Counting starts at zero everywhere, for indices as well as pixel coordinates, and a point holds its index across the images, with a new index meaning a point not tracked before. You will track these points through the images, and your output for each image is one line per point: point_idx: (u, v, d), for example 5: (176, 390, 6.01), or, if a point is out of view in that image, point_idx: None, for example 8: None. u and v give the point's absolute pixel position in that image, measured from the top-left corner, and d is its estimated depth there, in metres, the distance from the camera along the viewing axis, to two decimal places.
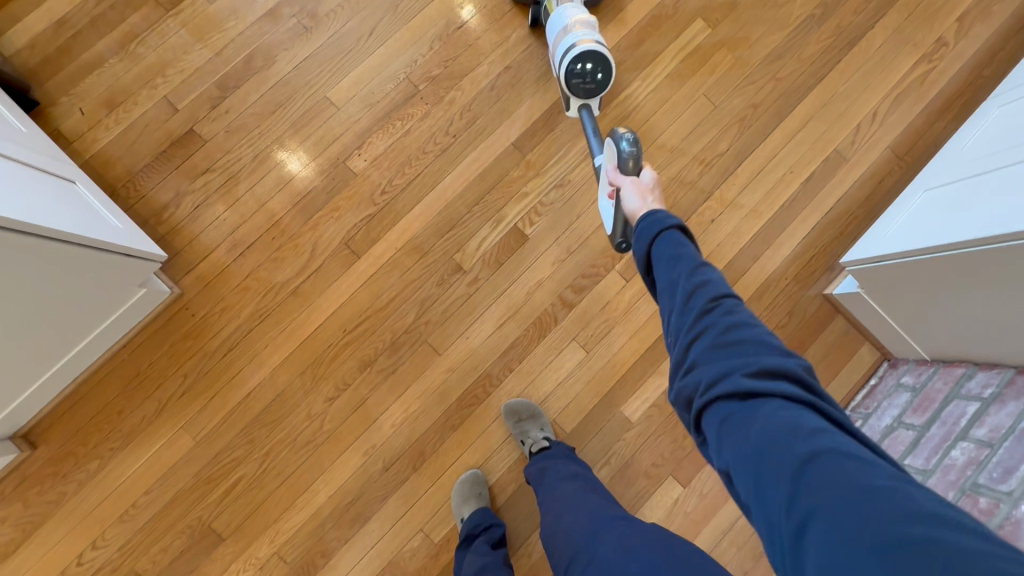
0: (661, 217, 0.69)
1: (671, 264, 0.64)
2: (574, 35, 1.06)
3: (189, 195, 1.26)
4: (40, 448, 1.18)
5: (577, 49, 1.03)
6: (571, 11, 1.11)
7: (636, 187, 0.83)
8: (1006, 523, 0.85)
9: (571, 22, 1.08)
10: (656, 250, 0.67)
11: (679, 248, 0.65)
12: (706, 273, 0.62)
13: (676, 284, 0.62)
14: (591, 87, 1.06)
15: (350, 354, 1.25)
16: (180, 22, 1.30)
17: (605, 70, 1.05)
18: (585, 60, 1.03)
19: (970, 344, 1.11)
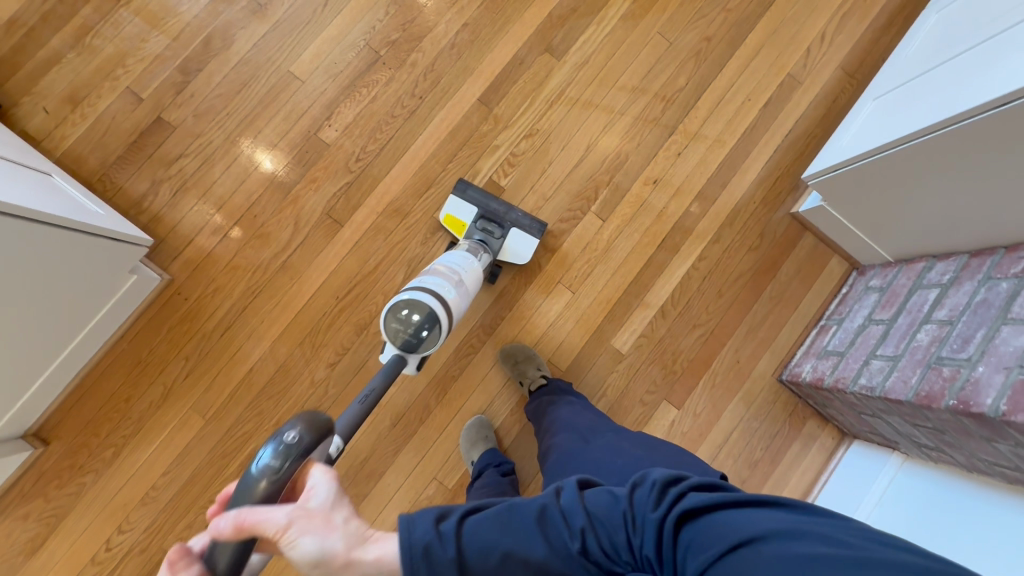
0: (421, 531, 0.57)
1: (507, 572, 0.58)
2: (428, 282, 1.02)
3: (166, 183, 1.27)
4: (53, 443, 1.21)
5: (414, 295, 0.98)
6: (454, 262, 1.12)
7: (303, 514, 0.58)
8: (966, 384, 0.93)
9: (433, 267, 1.09)
10: (470, 562, 0.57)
11: (479, 539, 0.58)
12: (530, 540, 0.58)
13: (538, 571, 0.58)
14: (410, 338, 0.95)
15: (346, 320, 1.29)
16: (132, 11, 1.30)
17: (432, 328, 0.97)
18: (411, 309, 0.96)
19: (927, 237, 1.19)
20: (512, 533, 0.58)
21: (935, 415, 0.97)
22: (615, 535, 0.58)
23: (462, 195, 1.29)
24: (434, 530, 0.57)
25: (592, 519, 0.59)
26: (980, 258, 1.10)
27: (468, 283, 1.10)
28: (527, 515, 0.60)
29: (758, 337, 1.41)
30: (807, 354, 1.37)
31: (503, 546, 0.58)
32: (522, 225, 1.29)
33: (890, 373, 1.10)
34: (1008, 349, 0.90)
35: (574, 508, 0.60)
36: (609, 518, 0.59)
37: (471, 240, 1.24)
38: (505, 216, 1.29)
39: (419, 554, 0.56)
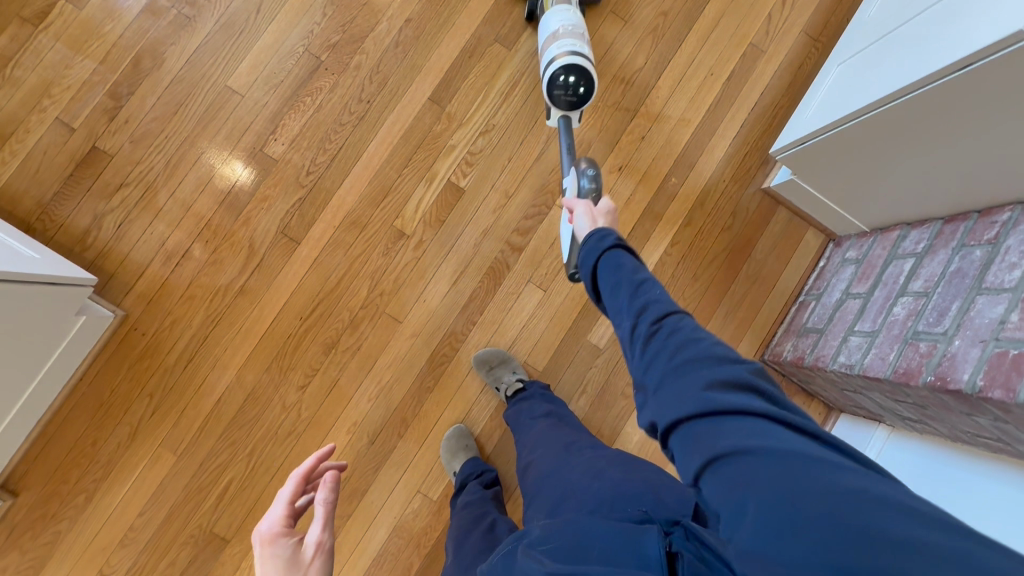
0: (603, 237, 0.69)
1: (609, 278, 0.64)
2: (564, 45, 1.09)
3: (109, 215, 1.22)
4: (22, 494, 1.17)
5: (556, 63, 1.08)
6: (565, 18, 1.14)
7: (584, 212, 0.82)
8: (943, 360, 0.90)
9: (554, 31, 1.13)
10: (601, 271, 0.66)
11: (616, 264, 0.65)
12: (630, 294, 0.62)
13: (620, 297, 0.62)
14: (573, 98, 1.10)
15: (313, 339, 1.25)
16: (52, 36, 1.22)
17: (587, 83, 1.09)
18: (568, 73, 1.07)
19: (900, 204, 1.15)
20: (626, 281, 0.63)
21: (914, 391, 0.95)
22: (695, 354, 0.53)
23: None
24: (606, 239, 0.69)
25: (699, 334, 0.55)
26: (954, 224, 1.07)
27: (580, 26, 1.13)
28: (645, 277, 0.62)
29: (737, 319, 1.38)
30: (787, 332, 1.34)
31: (620, 280, 0.63)
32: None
33: (868, 350, 1.07)
34: (983, 321, 0.87)
35: (673, 313, 0.58)
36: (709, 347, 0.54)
37: None
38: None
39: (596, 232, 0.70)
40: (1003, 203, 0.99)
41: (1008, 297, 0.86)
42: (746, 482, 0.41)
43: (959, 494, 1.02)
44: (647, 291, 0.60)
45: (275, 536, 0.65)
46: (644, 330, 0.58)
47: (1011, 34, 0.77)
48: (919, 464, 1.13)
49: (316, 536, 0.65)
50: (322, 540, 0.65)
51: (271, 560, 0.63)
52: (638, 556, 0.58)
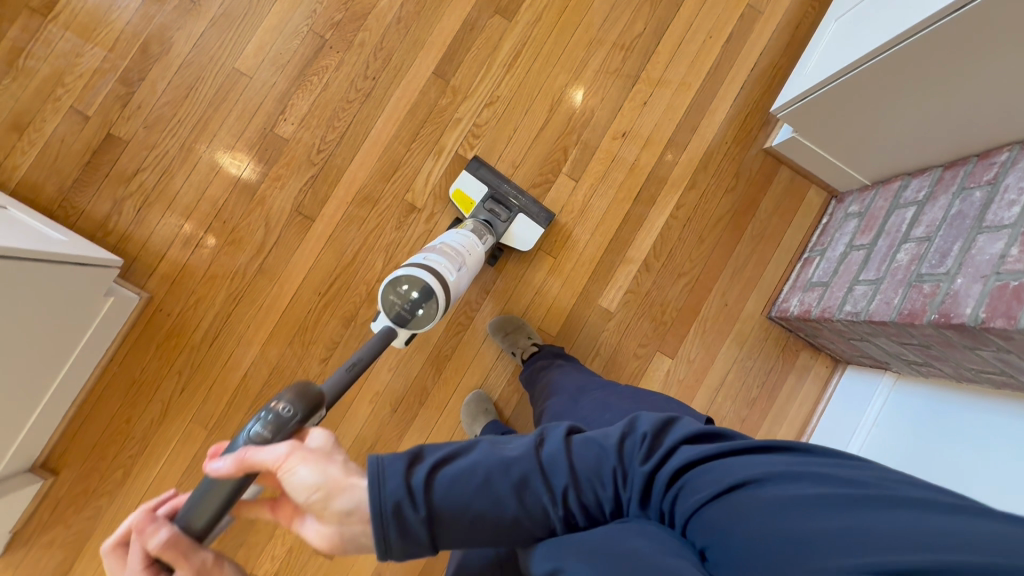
0: (391, 475, 0.57)
1: (477, 528, 0.58)
2: (435, 264, 1.02)
3: (128, 200, 1.25)
4: (63, 472, 1.22)
5: (413, 271, 0.97)
6: (454, 240, 1.14)
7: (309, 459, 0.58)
8: (946, 298, 0.93)
9: (439, 245, 1.10)
10: (443, 507, 0.57)
11: (449, 488, 0.57)
12: (503, 498, 0.58)
13: (521, 518, 0.58)
14: (405, 315, 0.94)
15: (332, 314, 1.29)
16: (62, 25, 1.24)
17: (428, 306, 0.96)
18: (413, 285, 0.95)
19: (901, 154, 1.17)
20: (482, 486, 0.58)
21: (919, 331, 0.98)
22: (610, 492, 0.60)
23: (474, 173, 1.29)
24: (404, 494, 0.56)
25: (580, 472, 0.60)
26: (953, 169, 1.10)
27: (466, 270, 1.10)
28: (505, 482, 0.58)
29: (743, 278, 1.41)
30: (793, 288, 1.37)
31: (472, 499, 0.58)
32: (529, 213, 1.30)
33: (873, 297, 1.10)
34: (985, 258, 0.90)
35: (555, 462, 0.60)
36: (597, 470, 0.60)
37: (477, 218, 1.25)
38: (514, 201, 1.30)
39: (388, 515, 0.56)
40: (1001, 144, 1.01)
41: (1008, 233, 0.89)
42: (731, 539, 0.53)
43: (967, 433, 1.06)
44: (528, 494, 0.58)
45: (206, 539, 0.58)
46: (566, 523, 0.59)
47: None
48: (926, 405, 1.17)
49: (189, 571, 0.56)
50: (200, 565, 0.56)
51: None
52: None
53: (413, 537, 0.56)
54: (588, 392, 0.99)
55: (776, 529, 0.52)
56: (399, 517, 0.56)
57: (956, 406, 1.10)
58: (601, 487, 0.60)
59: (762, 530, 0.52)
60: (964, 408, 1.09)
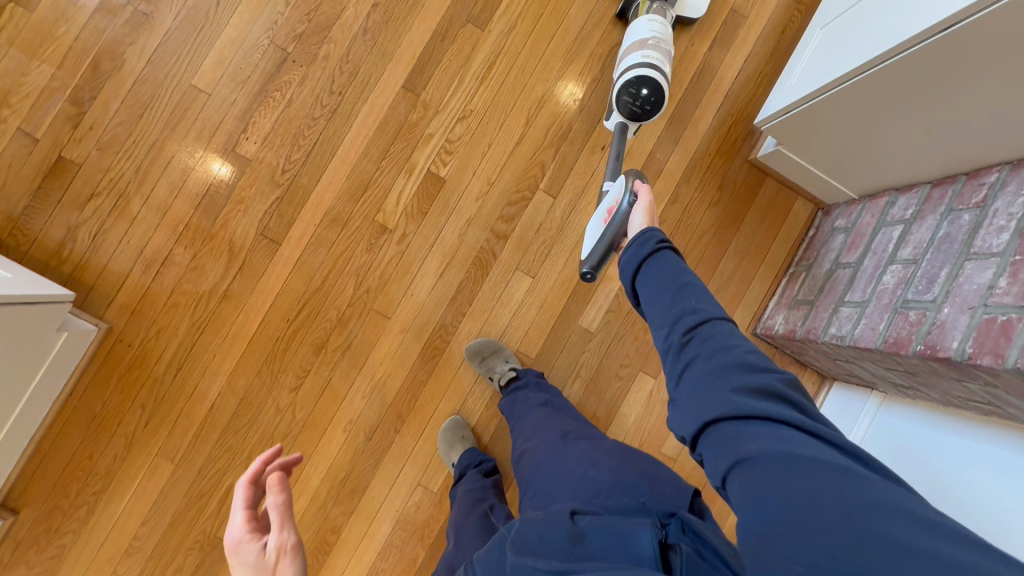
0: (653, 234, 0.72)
1: (663, 277, 0.67)
2: (647, 54, 1.11)
3: (83, 226, 1.19)
4: (23, 511, 1.17)
5: (637, 71, 1.09)
6: (649, 29, 1.17)
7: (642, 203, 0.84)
8: (933, 327, 0.90)
9: (647, 39, 1.15)
10: (641, 275, 0.70)
11: (667, 263, 0.69)
12: (662, 295, 0.66)
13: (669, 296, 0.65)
14: (638, 107, 1.11)
15: (303, 340, 1.24)
16: (5, 41, 1.17)
17: (658, 98, 1.10)
18: (641, 82, 1.08)
19: (889, 169, 1.13)
20: (669, 285, 0.67)
21: (904, 360, 0.95)
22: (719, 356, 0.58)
23: None
24: (653, 239, 0.72)
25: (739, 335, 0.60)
26: (942, 187, 1.06)
27: (669, 45, 1.17)
28: (682, 286, 0.66)
29: (728, 294, 1.37)
30: (779, 305, 1.33)
31: (658, 286, 0.67)
32: None
33: (859, 320, 1.07)
34: (972, 287, 0.86)
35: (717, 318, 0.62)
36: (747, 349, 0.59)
37: None
38: None
39: (646, 236, 0.72)
40: (991, 164, 0.97)
41: (997, 261, 0.85)
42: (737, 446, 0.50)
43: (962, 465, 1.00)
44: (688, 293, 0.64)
45: (240, 544, 0.63)
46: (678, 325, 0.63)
47: None
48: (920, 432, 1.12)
49: (278, 539, 0.62)
50: (283, 542, 0.62)
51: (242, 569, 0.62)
52: (631, 551, 0.59)
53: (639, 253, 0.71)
54: (573, 439, 0.91)
55: (777, 475, 0.46)
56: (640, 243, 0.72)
57: (951, 436, 1.05)
58: (724, 352, 0.58)
59: (763, 467, 0.47)
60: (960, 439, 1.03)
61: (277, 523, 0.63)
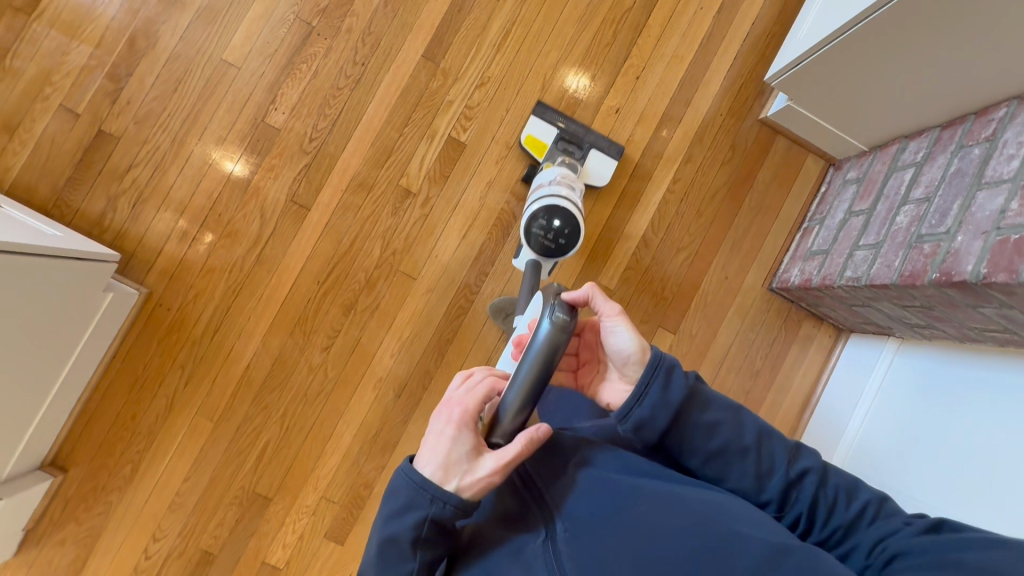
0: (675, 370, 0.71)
1: (706, 439, 0.70)
2: (552, 188, 1.14)
3: (123, 197, 1.25)
4: (72, 470, 1.23)
5: (551, 206, 1.10)
6: (553, 175, 1.19)
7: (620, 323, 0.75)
8: (947, 256, 0.93)
9: (552, 180, 1.17)
10: (677, 432, 0.71)
11: (703, 403, 0.72)
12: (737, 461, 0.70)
13: (750, 461, 0.70)
14: (552, 244, 1.11)
15: (333, 301, 1.29)
16: (47, 23, 1.23)
17: (568, 236, 1.11)
18: (551, 218, 1.10)
19: (899, 114, 1.15)
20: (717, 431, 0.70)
21: (920, 292, 0.97)
22: (845, 516, 0.65)
23: (542, 117, 1.31)
24: (688, 380, 0.72)
25: (833, 478, 0.68)
26: (951, 129, 1.09)
27: (578, 183, 1.20)
28: (750, 438, 0.70)
29: (743, 251, 1.40)
30: (794, 258, 1.36)
31: (714, 443, 0.70)
32: (600, 144, 1.32)
33: (874, 261, 1.09)
34: (984, 214, 0.89)
35: (819, 470, 0.69)
36: (852, 491, 0.67)
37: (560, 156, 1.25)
38: (585, 137, 1.32)
39: (660, 370, 0.71)
40: (999, 101, 1.00)
41: (1008, 187, 0.88)
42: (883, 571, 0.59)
43: (966, 441, 1.02)
44: (768, 450, 0.70)
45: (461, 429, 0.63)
46: (784, 504, 0.69)
47: None
48: (933, 375, 1.15)
49: (492, 459, 0.62)
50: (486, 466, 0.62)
51: (452, 438, 0.62)
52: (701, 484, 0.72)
53: (664, 400, 0.70)
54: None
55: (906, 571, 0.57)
56: (666, 380, 0.70)
57: (958, 408, 1.06)
58: (844, 501, 0.66)
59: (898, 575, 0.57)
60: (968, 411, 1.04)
61: (504, 457, 0.62)
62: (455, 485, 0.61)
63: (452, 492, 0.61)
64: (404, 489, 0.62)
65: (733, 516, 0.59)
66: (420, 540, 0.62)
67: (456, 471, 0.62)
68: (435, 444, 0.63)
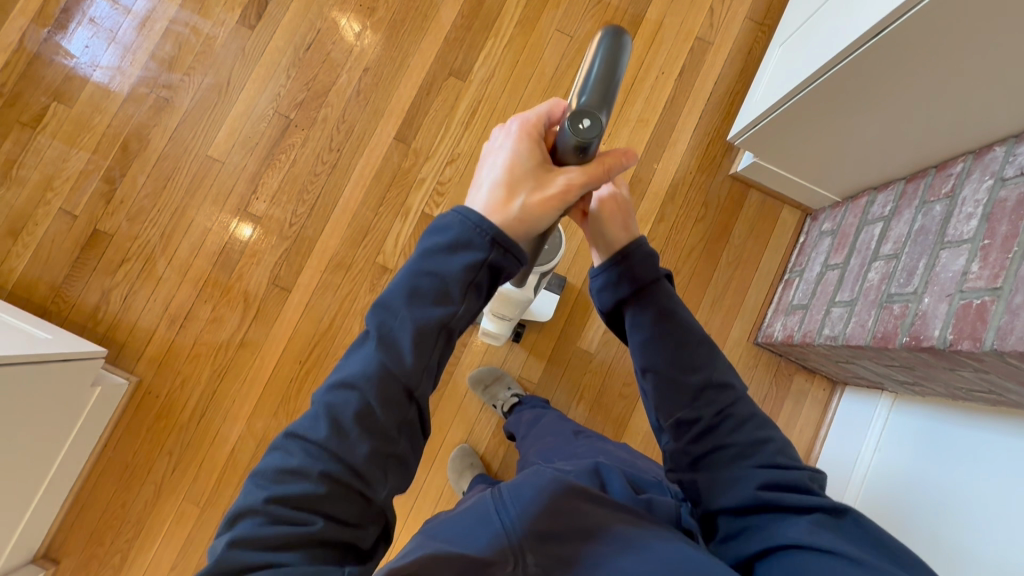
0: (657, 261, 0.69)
1: (653, 319, 0.67)
2: None
3: (115, 289, 1.31)
4: (63, 561, 1.24)
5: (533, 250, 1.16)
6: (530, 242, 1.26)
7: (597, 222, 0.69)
8: (916, 319, 0.90)
9: None
10: (633, 315, 0.69)
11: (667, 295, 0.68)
12: (677, 349, 0.68)
13: (680, 353, 0.68)
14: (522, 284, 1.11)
15: (315, 380, 1.31)
16: (50, 134, 1.34)
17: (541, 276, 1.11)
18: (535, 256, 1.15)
19: (864, 168, 1.15)
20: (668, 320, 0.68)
21: (895, 354, 0.94)
22: (748, 436, 0.66)
23: None
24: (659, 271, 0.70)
25: (751, 404, 0.68)
26: (915, 182, 1.08)
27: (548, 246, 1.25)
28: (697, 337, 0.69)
29: (724, 306, 1.39)
30: (776, 312, 1.34)
31: (659, 326, 0.67)
32: None
33: (849, 319, 1.07)
34: (948, 275, 0.87)
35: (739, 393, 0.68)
36: (763, 425, 0.67)
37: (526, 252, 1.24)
38: None
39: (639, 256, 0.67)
40: (957, 154, 0.99)
41: (969, 247, 0.86)
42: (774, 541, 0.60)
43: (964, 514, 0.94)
44: (705, 351, 0.69)
45: (524, 136, 0.53)
46: (699, 400, 0.67)
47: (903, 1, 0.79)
48: (927, 434, 1.09)
49: (564, 177, 0.52)
50: (564, 180, 0.52)
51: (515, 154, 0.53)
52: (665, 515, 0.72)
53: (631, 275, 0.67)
54: (584, 436, 0.99)
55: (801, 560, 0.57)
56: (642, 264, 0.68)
57: (955, 470, 1.00)
58: (754, 428, 0.66)
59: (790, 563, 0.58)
60: (966, 471, 0.98)
61: (576, 176, 0.52)
62: (520, 202, 0.51)
63: (517, 209, 0.52)
64: (456, 229, 0.52)
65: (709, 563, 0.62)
66: (469, 287, 0.52)
67: (521, 187, 0.52)
68: (495, 161, 0.53)
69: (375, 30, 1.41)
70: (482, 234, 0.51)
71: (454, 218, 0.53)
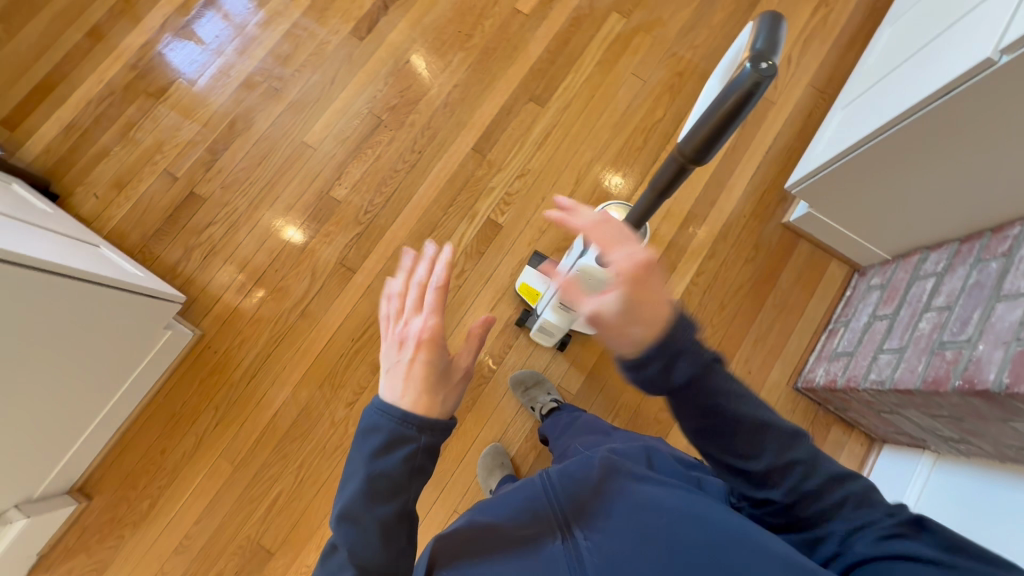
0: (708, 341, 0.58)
1: (701, 417, 0.59)
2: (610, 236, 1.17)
3: (198, 248, 1.42)
4: (95, 498, 1.27)
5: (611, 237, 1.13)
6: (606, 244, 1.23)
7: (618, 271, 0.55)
8: (970, 364, 0.92)
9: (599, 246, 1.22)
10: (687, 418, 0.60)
11: (712, 385, 0.58)
12: (731, 442, 0.60)
13: (738, 443, 0.60)
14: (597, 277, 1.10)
15: (363, 358, 1.36)
16: (170, 106, 1.50)
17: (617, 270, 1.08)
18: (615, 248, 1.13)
19: (918, 227, 1.20)
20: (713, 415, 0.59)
21: (945, 400, 0.96)
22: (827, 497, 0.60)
23: (537, 267, 1.38)
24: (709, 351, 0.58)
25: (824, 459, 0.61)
26: (969, 243, 1.12)
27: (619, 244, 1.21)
28: (751, 418, 0.59)
29: (766, 347, 1.41)
30: (819, 359, 1.36)
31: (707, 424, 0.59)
32: None
33: (897, 366, 1.09)
34: (1004, 325, 0.90)
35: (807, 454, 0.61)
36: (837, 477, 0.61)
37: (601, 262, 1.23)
38: None
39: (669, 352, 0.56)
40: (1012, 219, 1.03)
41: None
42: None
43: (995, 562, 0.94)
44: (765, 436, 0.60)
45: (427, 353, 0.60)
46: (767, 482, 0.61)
47: (974, 65, 0.87)
48: (962, 492, 1.10)
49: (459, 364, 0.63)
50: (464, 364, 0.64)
51: (420, 365, 0.60)
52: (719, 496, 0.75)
53: (663, 381, 0.57)
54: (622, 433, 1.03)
55: None
56: (668, 366, 0.56)
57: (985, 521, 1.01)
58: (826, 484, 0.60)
59: None
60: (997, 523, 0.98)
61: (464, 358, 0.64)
62: (441, 404, 0.62)
63: (437, 411, 0.61)
64: (384, 426, 0.60)
65: (758, 537, 0.59)
66: (413, 471, 0.60)
67: (432, 396, 0.61)
68: (403, 379, 0.61)
69: (469, 53, 1.56)
70: (408, 428, 0.59)
71: (377, 415, 0.60)
